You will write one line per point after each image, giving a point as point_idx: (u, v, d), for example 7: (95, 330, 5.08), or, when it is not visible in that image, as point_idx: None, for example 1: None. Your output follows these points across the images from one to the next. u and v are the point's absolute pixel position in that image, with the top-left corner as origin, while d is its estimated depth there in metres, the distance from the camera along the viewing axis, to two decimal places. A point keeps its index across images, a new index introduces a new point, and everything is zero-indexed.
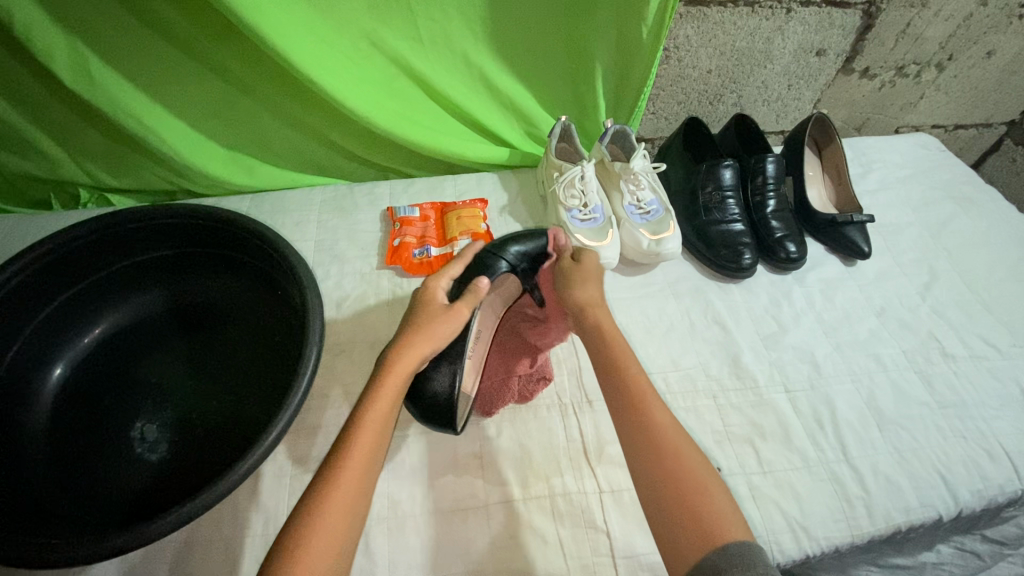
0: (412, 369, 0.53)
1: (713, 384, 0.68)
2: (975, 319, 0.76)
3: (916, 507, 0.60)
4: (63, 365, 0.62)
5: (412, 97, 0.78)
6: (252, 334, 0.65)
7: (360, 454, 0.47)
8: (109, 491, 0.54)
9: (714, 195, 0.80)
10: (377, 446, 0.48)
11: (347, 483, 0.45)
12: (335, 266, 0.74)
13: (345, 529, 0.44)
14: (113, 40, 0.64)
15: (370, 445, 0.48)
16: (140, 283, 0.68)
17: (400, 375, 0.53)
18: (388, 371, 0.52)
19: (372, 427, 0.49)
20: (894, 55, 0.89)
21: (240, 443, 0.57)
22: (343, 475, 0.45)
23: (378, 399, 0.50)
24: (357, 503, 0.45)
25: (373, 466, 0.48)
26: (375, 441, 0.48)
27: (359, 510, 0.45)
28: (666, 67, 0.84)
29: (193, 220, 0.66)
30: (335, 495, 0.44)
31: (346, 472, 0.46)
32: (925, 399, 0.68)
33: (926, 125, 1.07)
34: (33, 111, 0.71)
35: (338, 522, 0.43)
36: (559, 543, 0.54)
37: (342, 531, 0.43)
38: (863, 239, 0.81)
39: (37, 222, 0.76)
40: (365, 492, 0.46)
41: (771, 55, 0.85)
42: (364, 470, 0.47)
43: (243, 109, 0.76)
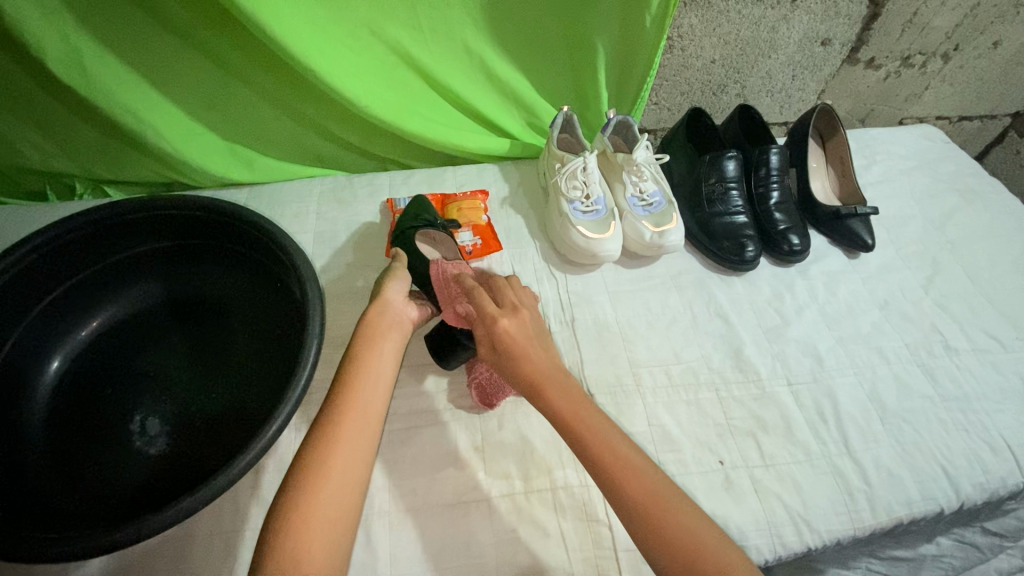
0: (386, 312, 0.60)
1: (716, 377, 0.67)
2: (978, 312, 0.76)
3: (918, 500, 0.60)
4: (61, 358, 0.62)
5: (413, 86, 0.77)
6: (252, 326, 0.65)
7: (360, 385, 0.52)
8: (108, 484, 0.54)
9: (718, 187, 0.79)
10: (375, 376, 0.53)
11: (354, 407, 0.49)
12: (335, 258, 0.74)
13: (360, 444, 0.48)
14: (108, 29, 0.63)
15: (369, 376, 0.53)
16: (138, 275, 0.68)
17: (381, 319, 0.59)
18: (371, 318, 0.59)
19: (368, 362, 0.54)
20: (899, 46, 0.88)
21: (241, 436, 0.56)
22: (347, 402, 0.50)
23: (367, 340, 0.56)
24: (367, 425, 0.49)
25: (377, 392, 0.52)
26: (372, 372, 0.53)
27: (372, 430, 0.49)
28: (669, 57, 0.83)
29: (192, 211, 0.65)
30: (345, 418, 0.48)
31: (349, 398, 0.50)
32: (928, 392, 0.68)
33: (930, 116, 1.06)
34: (26, 102, 0.69)
35: (353, 440, 0.47)
36: (561, 536, 0.54)
37: (358, 445, 0.47)
38: (867, 231, 0.81)
39: (33, 213, 0.75)
40: (374, 413, 0.50)
41: (776, 45, 0.84)
42: (366, 397, 0.51)
43: (241, 99, 0.75)
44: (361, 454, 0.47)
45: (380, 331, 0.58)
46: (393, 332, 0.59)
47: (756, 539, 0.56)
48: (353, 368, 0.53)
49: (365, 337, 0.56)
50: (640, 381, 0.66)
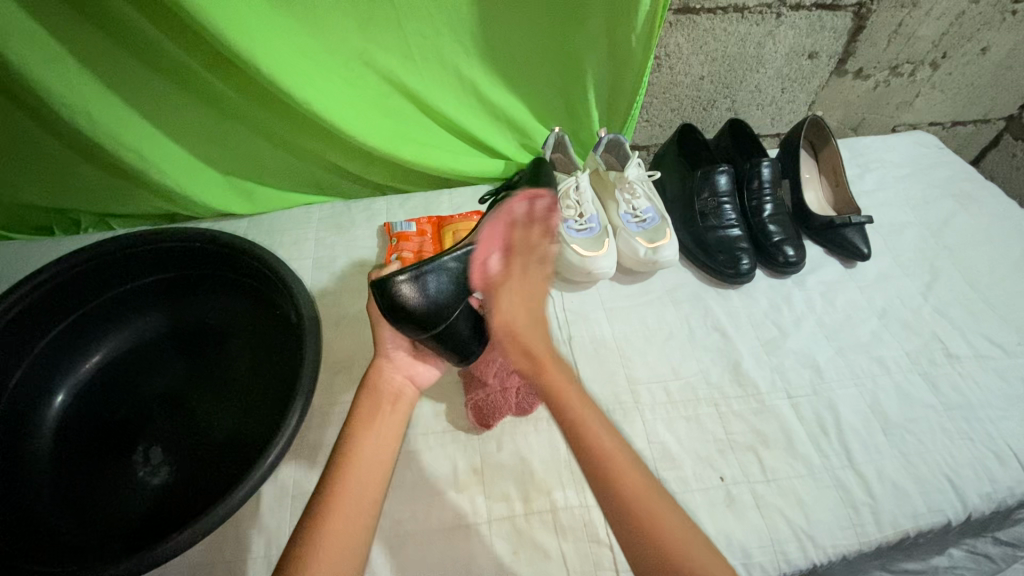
0: (388, 377, 0.61)
1: (714, 392, 0.67)
2: (979, 318, 0.75)
3: (924, 512, 0.59)
4: (65, 392, 0.63)
5: (407, 113, 0.79)
6: (252, 353, 0.65)
7: (361, 447, 0.52)
8: (112, 514, 0.54)
9: (710, 201, 0.80)
10: (367, 473, 0.50)
11: (343, 513, 0.47)
12: (334, 283, 0.75)
13: (351, 542, 0.45)
14: (108, 70, 0.65)
15: (369, 441, 0.53)
16: (140, 307, 0.69)
17: (374, 397, 0.58)
18: (362, 400, 0.57)
19: (360, 456, 0.51)
20: (886, 56, 0.89)
21: (241, 463, 0.57)
22: (332, 507, 0.47)
23: (356, 428, 0.54)
24: (355, 532, 0.46)
25: (365, 492, 0.49)
26: (361, 469, 0.50)
27: (361, 538, 0.46)
28: (658, 75, 0.84)
29: (191, 242, 0.67)
30: (331, 526, 0.45)
31: (335, 501, 0.47)
32: (930, 401, 0.67)
33: (922, 123, 1.06)
34: (31, 143, 0.71)
35: (341, 549, 0.44)
36: (562, 557, 0.54)
37: (356, 518, 0.47)
38: (863, 240, 0.81)
39: (39, 249, 0.77)
40: (365, 518, 0.47)
41: (763, 60, 0.85)
42: (371, 455, 0.52)
43: (239, 131, 0.76)
44: (348, 567, 0.44)
45: (373, 412, 0.56)
46: (389, 410, 0.57)
47: (760, 556, 0.55)
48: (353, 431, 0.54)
49: (355, 425, 0.54)
50: (638, 398, 0.66)
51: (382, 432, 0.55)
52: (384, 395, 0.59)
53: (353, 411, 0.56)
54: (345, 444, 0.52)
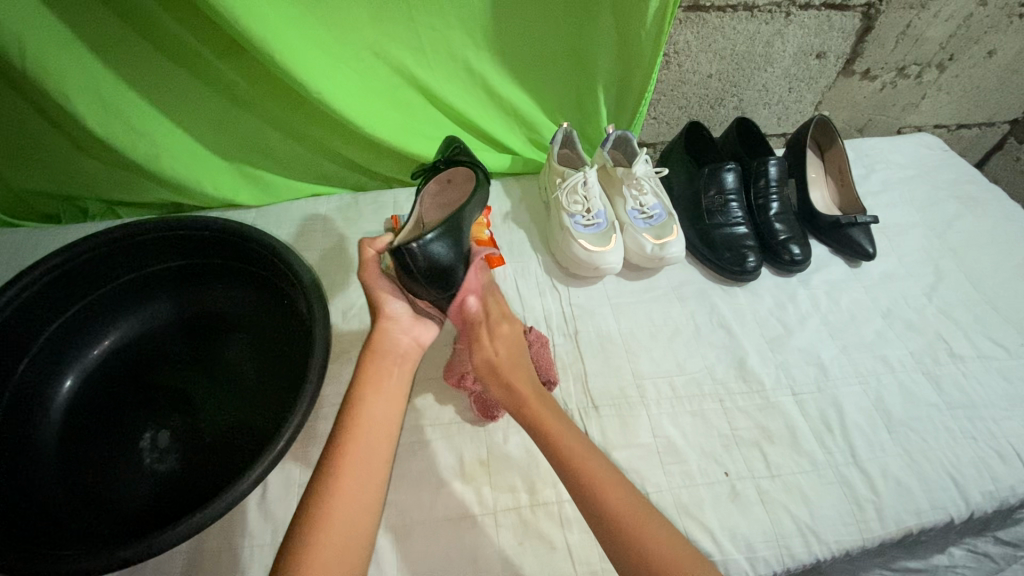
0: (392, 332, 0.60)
1: (720, 388, 0.68)
2: (983, 319, 0.76)
3: (927, 509, 0.59)
4: (73, 376, 0.63)
5: (416, 106, 0.79)
6: (259, 342, 0.66)
7: (361, 438, 0.50)
8: (118, 500, 0.54)
9: (717, 199, 0.80)
10: (374, 442, 0.51)
11: (343, 506, 0.46)
12: (341, 274, 0.75)
13: (351, 543, 0.45)
14: (120, 59, 0.65)
15: (370, 434, 0.51)
16: (148, 295, 0.69)
17: (379, 357, 0.58)
18: (366, 363, 0.57)
19: (368, 417, 0.52)
20: (894, 57, 0.89)
21: (249, 451, 0.57)
22: (344, 465, 0.48)
23: (364, 389, 0.54)
24: (368, 490, 0.48)
25: (375, 452, 0.50)
26: (371, 430, 0.51)
27: (374, 495, 0.48)
28: (666, 72, 0.85)
29: (200, 231, 0.67)
30: (344, 485, 0.47)
31: (347, 460, 0.49)
32: (934, 400, 0.68)
33: (927, 125, 1.07)
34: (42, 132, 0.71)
35: (339, 552, 0.44)
36: (567, 549, 0.54)
37: (357, 518, 0.46)
38: (868, 240, 0.81)
39: (47, 236, 0.77)
40: (365, 525, 0.46)
41: (771, 59, 0.85)
42: (371, 447, 0.50)
43: (249, 122, 0.76)
44: (362, 524, 0.46)
45: (380, 377, 0.56)
46: (393, 372, 0.58)
47: (764, 550, 0.55)
48: (354, 420, 0.52)
49: (363, 387, 0.54)
50: (644, 393, 0.67)
51: (388, 395, 0.55)
52: (392, 356, 0.59)
53: (358, 371, 0.56)
54: (353, 407, 0.53)
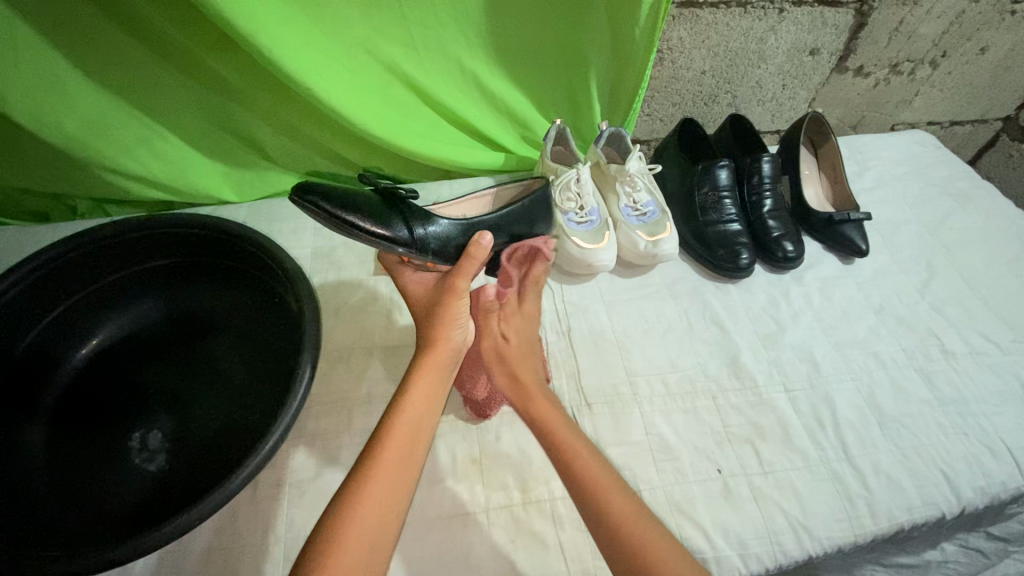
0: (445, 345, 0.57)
1: (713, 385, 0.68)
2: (975, 315, 0.76)
3: (918, 505, 0.59)
4: (62, 375, 0.62)
5: (408, 102, 0.79)
6: (250, 341, 0.65)
7: (404, 427, 0.50)
8: (108, 500, 0.54)
9: (711, 195, 0.80)
10: (413, 433, 0.50)
11: (376, 493, 0.46)
12: (332, 273, 0.74)
13: (377, 532, 0.44)
14: (103, 56, 0.65)
15: (408, 426, 0.50)
16: (138, 293, 0.68)
17: (430, 357, 0.56)
18: (423, 362, 0.55)
19: (404, 425, 0.50)
20: (887, 54, 0.89)
21: (239, 451, 0.57)
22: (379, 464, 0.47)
23: (412, 391, 0.53)
24: (398, 492, 0.47)
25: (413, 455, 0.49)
26: (410, 432, 0.50)
27: (404, 491, 0.47)
28: (660, 68, 0.84)
29: (189, 229, 0.66)
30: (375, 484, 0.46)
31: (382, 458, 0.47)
32: (926, 396, 0.68)
33: (921, 122, 1.07)
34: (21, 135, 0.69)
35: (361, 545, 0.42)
36: (560, 547, 0.54)
37: (383, 510, 0.45)
38: (861, 237, 0.81)
39: (35, 234, 0.76)
40: (391, 515, 0.45)
41: (765, 55, 0.85)
42: (412, 439, 0.50)
43: (238, 120, 0.75)
44: (389, 516, 0.45)
45: (427, 373, 0.54)
46: (442, 378, 0.56)
47: (756, 547, 0.55)
48: (399, 409, 0.51)
49: (411, 387, 0.53)
50: (637, 389, 0.67)
51: (436, 401, 0.54)
52: (440, 357, 0.56)
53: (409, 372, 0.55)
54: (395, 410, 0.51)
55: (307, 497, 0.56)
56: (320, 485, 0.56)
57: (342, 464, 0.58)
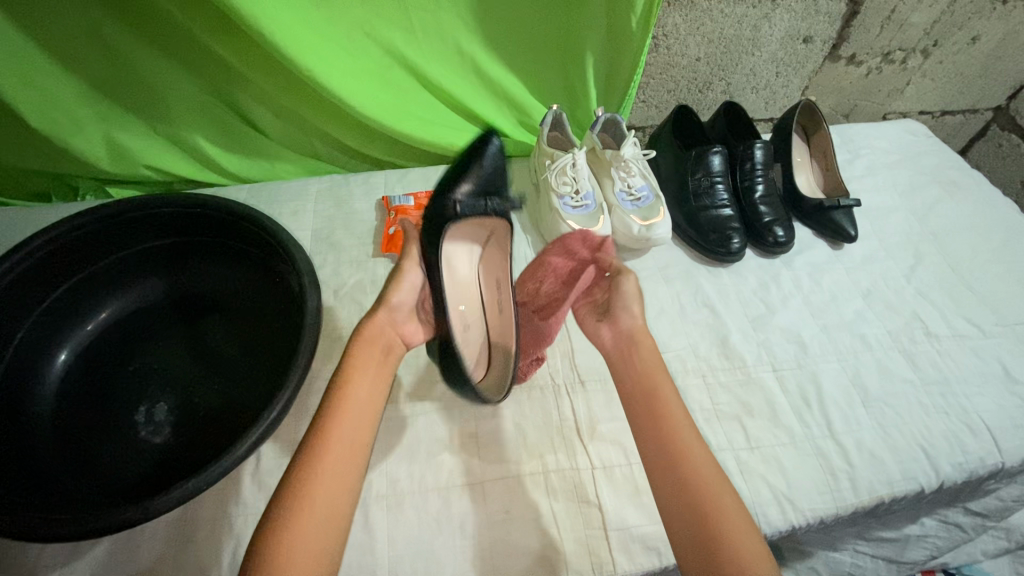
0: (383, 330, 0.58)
1: (703, 365, 0.70)
2: (958, 299, 0.78)
3: (898, 479, 0.62)
4: (68, 351, 0.63)
5: (407, 87, 0.80)
6: (252, 319, 0.66)
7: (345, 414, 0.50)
8: (115, 470, 0.55)
9: (703, 181, 0.82)
10: (357, 415, 0.51)
11: (326, 478, 0.46)
12: (332, 254, 0.75)
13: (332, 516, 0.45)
14: (108, 37, 0.65)
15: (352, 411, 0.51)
16: (141, 272, 0.69)
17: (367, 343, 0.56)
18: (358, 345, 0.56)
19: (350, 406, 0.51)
20: (879, 42, 0.90)
21: (242, 425, 0.58)
22: (329, 440, 0.48)
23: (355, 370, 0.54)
24: (346, 470, 0.47)
25: (360, 430, 0.50)
26: (355, 412, 0.51)
27: (352, 470, 0.48)
28: (655, 54, 0.85)
29: (191, 210, 0.67)
30: (327, 453, 0.47)
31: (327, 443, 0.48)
32: (909, 376, 0.70)
33: (912, 111, 1.08)
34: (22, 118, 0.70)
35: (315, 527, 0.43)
36: (552, 516, 0.56)
37: (335, 492, 0.46)
38: (851, 223, 0.83)
39: (37, 214, 0.77)
40: (343, 498, 0.46)
41: (759, 43, 0.86)
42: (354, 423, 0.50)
43: (240, 103, 0.76)
44: (341, 498, 0.46)
45: (366, 356, 0.55)
46: (381, 360, 0.56)
47: None
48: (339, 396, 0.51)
49: (350, 371, 0.53)
50: None
51: (376, 382, 0.54)
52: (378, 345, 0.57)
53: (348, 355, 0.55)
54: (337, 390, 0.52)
55: None
56: None
57: None
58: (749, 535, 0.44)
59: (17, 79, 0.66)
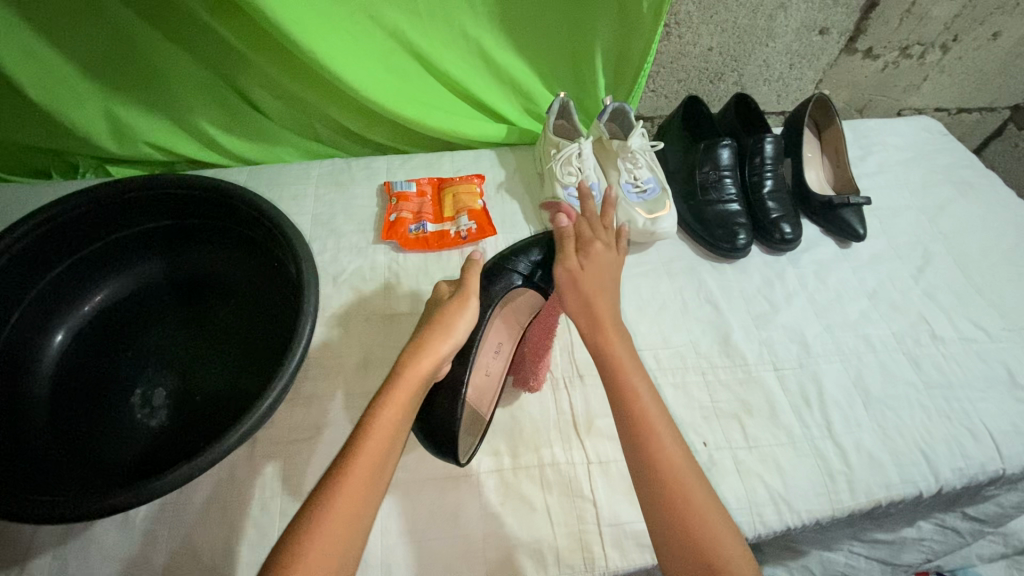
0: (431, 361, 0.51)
1: (703, 362, 0.69)
2: (966, 301, 0.77)
3: (897, 483, 0.61)
4: (64, 332, 0.63)
5: (411, 70, 0.78)
6: (250, 304, 0.66)
7: (375, 449, 0.45)
8: (111, 453, 0.55)
9: (712, 175, 0.80)
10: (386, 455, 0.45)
11: (337, 524, 0.41)
12: (331, 240, 0.74)
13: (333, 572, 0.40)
14: (108, 12, 0.64)
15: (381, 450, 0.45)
16: (140, 254, 0.69)
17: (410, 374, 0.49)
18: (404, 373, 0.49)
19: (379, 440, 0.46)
20: (898, 35, 0.88)
21: (237, 411, 0.58)
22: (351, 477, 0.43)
23: (392, 400, 0.48)
24: (361, 520, 0.42)
25: (387, 468, 0.45)
26: (387, 447, 0.46)
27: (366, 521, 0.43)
28: (667, 43, 0.83)
29: (191, 192, 0.66)
30: (343, 496, 0.42)
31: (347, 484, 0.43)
32: (912, 379, 0.69)
33: (928, 108, 1.06)
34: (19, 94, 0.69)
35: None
36: (546, 510, 0.56)
37: (347, 541, 0.41)
38: (859, 222, 0.82)
39: (36, 191, 0.76)
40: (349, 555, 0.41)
41: (773, 33, 0.84)
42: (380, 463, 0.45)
43: (241, 84, 0.75)
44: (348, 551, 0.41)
45: (407, 386, 0.49)
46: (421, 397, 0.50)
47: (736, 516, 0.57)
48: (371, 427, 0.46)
49: (388, 402, 0.48)
50: None
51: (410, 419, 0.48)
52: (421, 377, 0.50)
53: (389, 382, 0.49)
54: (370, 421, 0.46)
55: (303, 456, 0.57)
56: (316, 446, 0.58)
57: (338, 426, 0.59)
58: (720, 523, 0.43)
59: (16, 54, 0.65)
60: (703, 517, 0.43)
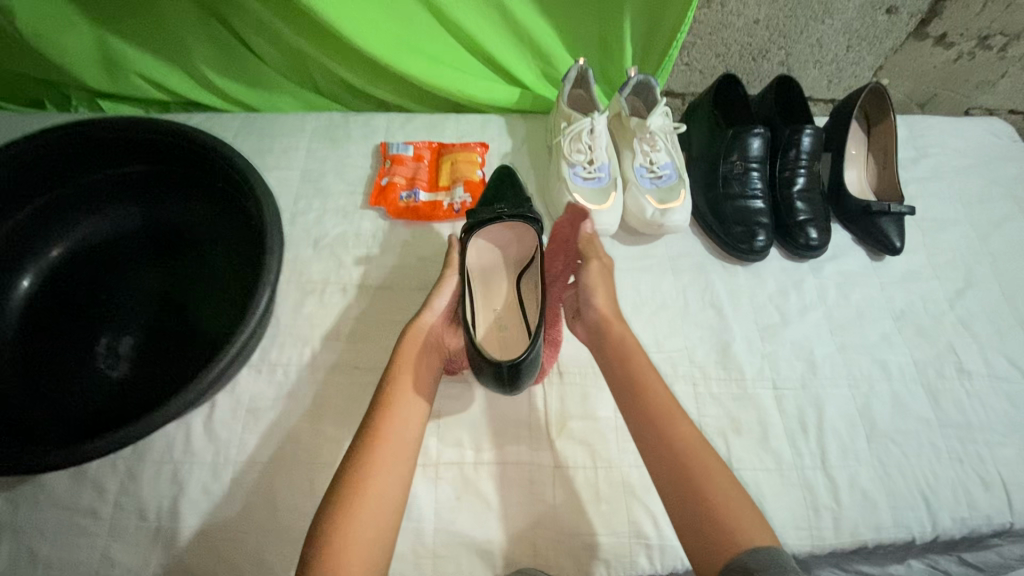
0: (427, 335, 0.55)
1: (696, 371, 0.64)
2: (1004, 334, 0.69)
3: (888, 526, 0.56)
4: (31, 277, 0.61)
5: (419, 22, 0.71)
6: (218, 257, 0.63)
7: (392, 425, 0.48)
8: (68, 404, 0.55)
9: (738, 165, 0.72)
10: (405, 427, 0.49)
11: (373, 494, 0.44)
12: (317, 201, 0.70)
13: (377, 536, 0.43)
14: None
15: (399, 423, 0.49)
16: (114, 198, 0.66)
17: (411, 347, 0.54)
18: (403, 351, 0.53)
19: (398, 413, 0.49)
20: (978, 22, 0.77)
21: (193, 371, 0.56)
22: (375, 448, 0.47)
23: (399, 379, 0.51)
24: (392, 488, 0.46)
25: (408, 439, 0.49)
26: (404, 420, 0.49)
27: (399, 488, 0.46)
28: (707, 11, 0.74)
29: (161, 137, 0.63)
30: (373, 470, 0.45)
31: (372, 458, 0.46)
32: (926, 415, 0.63)
33: (1001, 109, 0.94)
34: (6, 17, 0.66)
35: (360, 546, 0.42)
36: (503, 510, 0.54)
37: (382, 509, 0.44)
38: (898, 233, 0.73)
39: (27, 122, 0.74)
40: (387, 519, 0.44)
41: (832, 8, 0.74)
42: (401, 435, 0.48)
43: (235, 24, 0.70)
44: (386, 515, 0.45)
45: (412, 362, 0.53)
46: (428, 365, 0.54)
47: None
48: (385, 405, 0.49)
49: (396, 379, 0.51)
50: None
51: (422, 391, 0.52)
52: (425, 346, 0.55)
53: (393, 359, 0.53)
54: (385, 395, 0.50)
55: (261, 426, 0.56)
56: (275, 417, 0.56)
57: (299, 399, 0.57)
58: (732, 491, 0.44)
59: None
60: (714, 484, 0.45)
